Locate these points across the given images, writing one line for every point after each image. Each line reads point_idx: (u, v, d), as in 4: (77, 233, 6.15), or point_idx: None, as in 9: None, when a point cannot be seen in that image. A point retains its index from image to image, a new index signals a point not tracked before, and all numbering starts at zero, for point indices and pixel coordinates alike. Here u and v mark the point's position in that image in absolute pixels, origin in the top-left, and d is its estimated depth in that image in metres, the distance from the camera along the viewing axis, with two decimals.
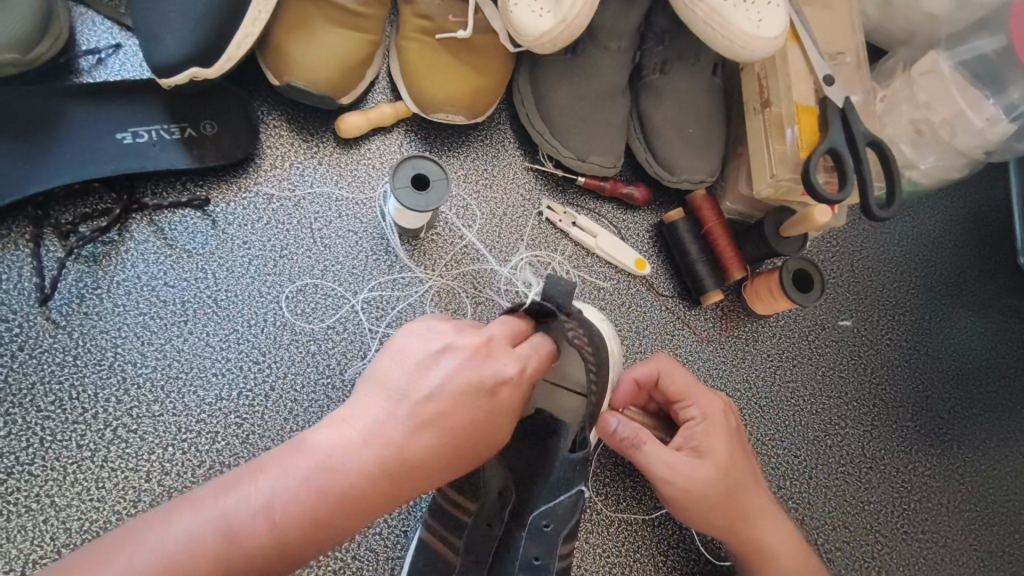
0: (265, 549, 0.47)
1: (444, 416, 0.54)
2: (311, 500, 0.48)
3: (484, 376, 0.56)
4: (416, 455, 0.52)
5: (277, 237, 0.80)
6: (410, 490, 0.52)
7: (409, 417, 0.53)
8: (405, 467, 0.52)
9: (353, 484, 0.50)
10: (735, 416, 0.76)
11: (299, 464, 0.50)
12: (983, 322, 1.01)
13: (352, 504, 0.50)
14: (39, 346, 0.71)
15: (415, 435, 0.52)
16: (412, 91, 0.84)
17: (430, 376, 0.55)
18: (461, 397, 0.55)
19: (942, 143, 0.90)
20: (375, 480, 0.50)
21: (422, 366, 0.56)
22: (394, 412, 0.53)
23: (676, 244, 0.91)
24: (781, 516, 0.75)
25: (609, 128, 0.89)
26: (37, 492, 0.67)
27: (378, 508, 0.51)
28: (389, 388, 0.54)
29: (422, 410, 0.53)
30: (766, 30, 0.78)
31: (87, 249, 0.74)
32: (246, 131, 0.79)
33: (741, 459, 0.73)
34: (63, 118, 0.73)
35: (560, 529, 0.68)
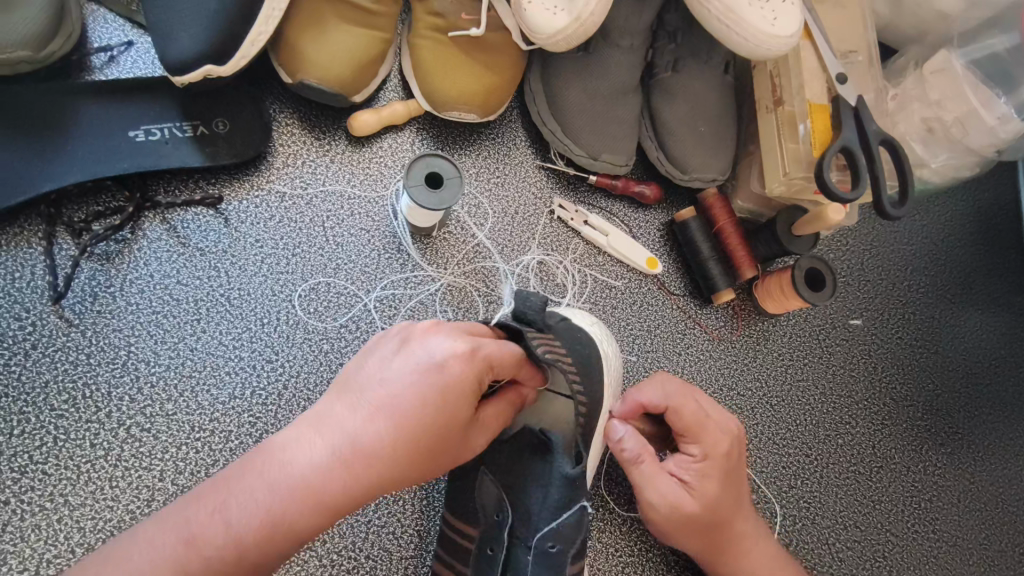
0: (224, 551, 0.47)
1: (398, 401, 0.53)
2: (267, 498, 0.48)
3: (429, 356, 0.55)
4: (374, 439, 0.51)
5: (290, 236, 0.80)
6: (373, 480, 0.51)
7: (365, 407, 0.52)
8: (361, 456, 0.50)
9: (310, 475, 0.49)
10: (739, 448, 0.74)
11: (258, 465, 0.50)
12: (994, 321, 1.01)
13: (312, 497, 0.49)
14: (52, 344, 0.71)
15: (370, 424, 0.52)
16: (424, 89, 0.83)
17: (384, 368, 0.55)
18: (411, 381, 0.54)
19: (954, 142, 0.90)
20: (332, 471, 0.49)
21: (377, 362, 0.56)
22: (351, 406, 0.53)
23: (687, 242, 0.90)
24: (767, 539, 0.77)
25: (621, 127, 0.88)
26: (51, 491, 0.67)
27: (341, 501, 0.49)
28: (348, 384, 0.55)
29: (376, 399, 0.53)
30: (780, 28, 0.78)
31: (100, 248, 0.74)
32: (259, 129, 0.79)
33: (734, 494, 0.73)
34: (76, 116, 0.73)
35: (567, 549, 0.67)
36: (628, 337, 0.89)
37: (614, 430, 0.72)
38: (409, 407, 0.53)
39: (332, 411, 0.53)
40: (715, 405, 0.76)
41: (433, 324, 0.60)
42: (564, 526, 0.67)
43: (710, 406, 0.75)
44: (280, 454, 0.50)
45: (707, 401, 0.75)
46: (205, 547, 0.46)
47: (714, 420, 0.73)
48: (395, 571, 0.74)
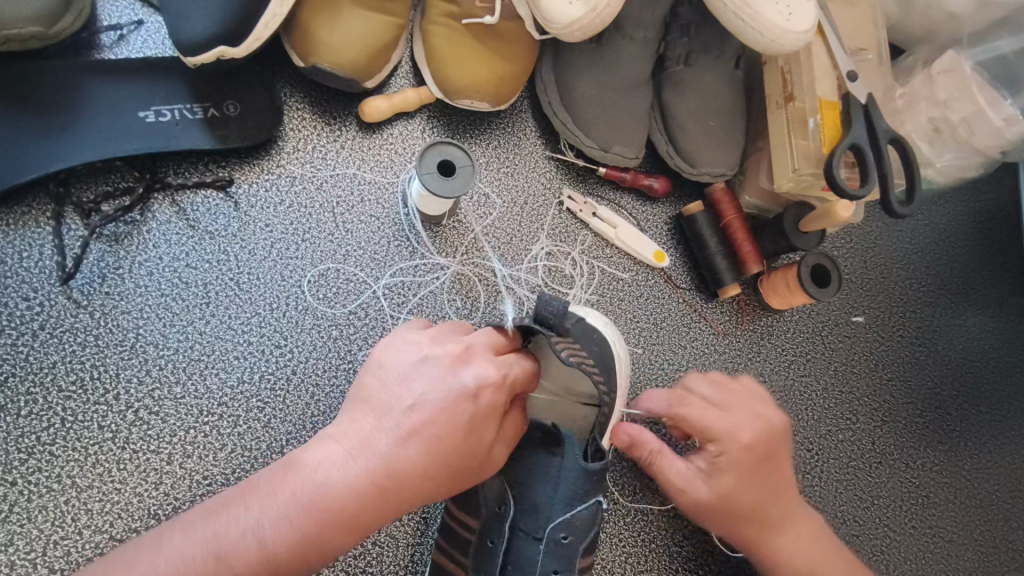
0: (262, 561, 0.52)
1: (430, 427, 0.58)
2: (304, 513, 0.53)
3: (461, 381, 0.60)
4: (405, 465, 0.57)
5: (300, 221, 0.79)
6: (399, 501, 0.57)
7: (395, 433, 0.58)
8: (392, 480, 0.56)
9: (343, 499, 0.54)
10: (765, 440, 0.72)
11: (293, 481, 0.55)
12: (993, 321, 1.02)
13: (344, 519, 0.54)
14: (61, 324, 0.70)
15: (403, 446, 0.57)
16: (437, 77, 0.83)
17: (415, 390, 0.60)
18: (445, 405, 0.59)
19: (961, 142, 0.91)
20: (366, 492, 0.55)
21: (401, 384, 0.61)
22: (384, 427, 0.58)
23: (695, 236, 0.91)
24: (814, 534, 0.73)
25: (632, 119, 0.88)
26: (59, 472, 0.66)
27: (370, 519, 0.55)
28: (375, 404, 0.60)
29: (409, 420, 0.58)
30: (795, 23, 0.78)
31: (109, 228, 0.74)
32: (270, 112, 0.78)
33: (764, 488, 0.71)
34: (86, 94, 0.72)
35: (578, 542, 0.68)
36: (634, 329, 0.89)
37: (621, 429, 0.72)
38: (441, 430, 0.58)
39: (366, 431, 0.58)
40: (735, 398, 0.74)
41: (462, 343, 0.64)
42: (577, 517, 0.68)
43: (727, 399, 0.74)
44: (315, 471, 0.55)
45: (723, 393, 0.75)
46: (244, 556, 0.51)
47: (729, 411, 0.72)
48: (401, 557, 0.74)
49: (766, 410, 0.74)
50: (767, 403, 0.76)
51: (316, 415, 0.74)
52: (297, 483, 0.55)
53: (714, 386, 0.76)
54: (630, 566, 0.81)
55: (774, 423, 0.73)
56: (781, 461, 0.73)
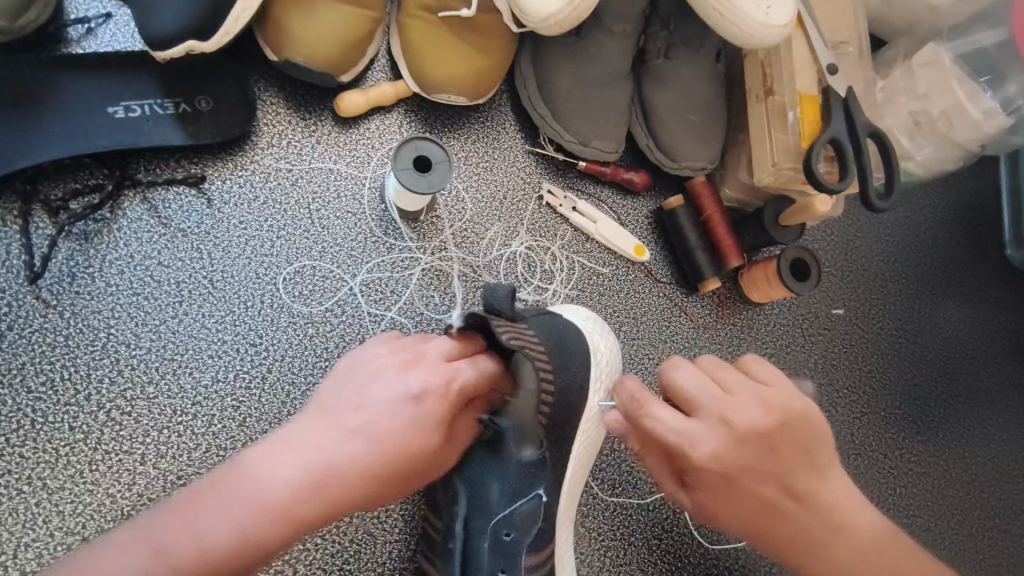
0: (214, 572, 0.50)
1: (375, 425, 0.56)
2: (258, 522, 0.51)
3: (410, 381, 0.59)
4: (347, 463, 0.54)
5: (274, 217, 0.78)
6: (335, 500, 0.54)
7: (338, 432, 0.56)
8: (329, 477, 0.54)
9: (276, 495, 0.52)
10: (749, 454, 0.59)
11: (228, 480, 0.53)
12: (971, 312, 1.03)
13: (275, 515, 0.51)
14: (29, 325, 0.69)
15: (345, 443, 0.55)
16: (414, 70, 0.82)
17: (371, 399, 0.58)
18: (399, 411, 0.58)
19: (940, 135, 0.91)
20: (301, 489, 0.53)
21: (350, 388, 0.59)
22: (334, 434, 0.56)
23: (675, 231, 0.91)
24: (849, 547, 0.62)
25: (612, 112, 0.88)
26: (29, 475, 0.66)
27: (306, 519, 0.53)
28: (322, 408, 0.58)
29: (353, 419, 0.57)
30: (774, 17, 0.77)
31: (78, 227, 0.72)
32: (243, 107, 0.77)
33: (754, 511, 0.62)
34: (52, 89, 0.71)
35: (522, 538, 0.68)
36: (614, 324, 0.89)
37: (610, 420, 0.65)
38: (395, 435, 0.57)
39: (317, 436, 0.55)
40: (713, 398, 0.61)
41: (418, 354, 0.62)
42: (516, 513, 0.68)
43: (702, 404, 0.61)
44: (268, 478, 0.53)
45: (695, 392, 0.61)
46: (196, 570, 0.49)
47: (697, 427, 0.59)
48: (380, 554, 0.74)
49: (746, 413, 0.60)
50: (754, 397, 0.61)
51: (292, 413, 0.73)
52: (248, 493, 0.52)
53: (695, 381, 0.62)
54: (608, 559, 0.81)
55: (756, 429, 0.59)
56: (783, 469, 0.61)
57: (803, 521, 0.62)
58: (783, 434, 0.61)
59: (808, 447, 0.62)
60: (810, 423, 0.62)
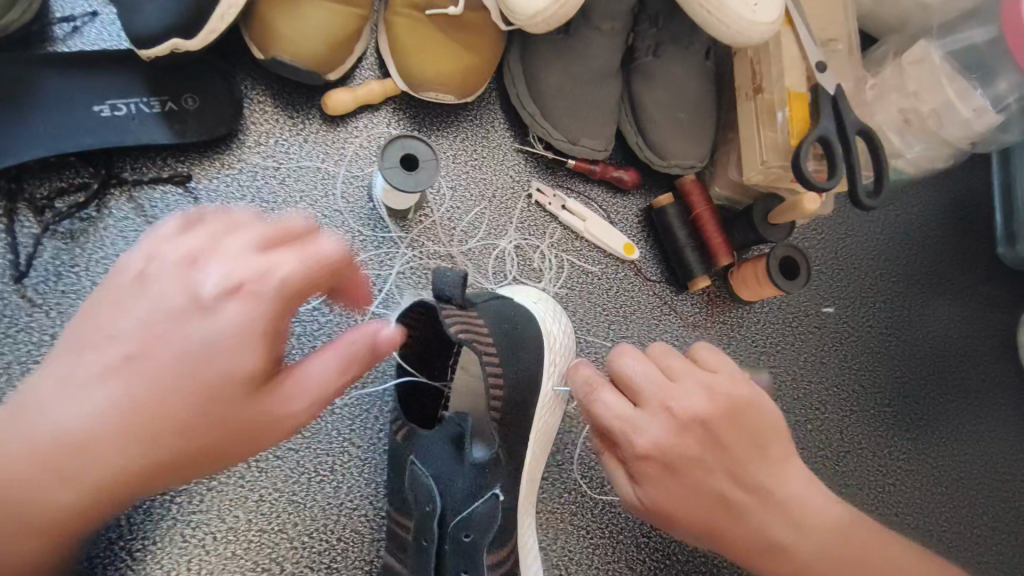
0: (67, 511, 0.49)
1: (166, 343, 0.49)
2: (98, 465, 0.48)
3: (203, 283, 0.50)
4: (150, 395, 0.48)
5: (261, 216, 0.78)
6: (147, 434, 0.48)
7: (126, 354, 0.48)
8: (134, 412, 0.48)
9: (82, 436, 0.47)
10: (690, 441, 0.60)
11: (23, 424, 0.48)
12: (961, 310, 1.03)
13: (86, 456, 0.47)
14: (15, 324, 0.69)
15: (129, 366, 0.48)
16: (402, 68, 0.82)
17: (201, 316, 0.49)
18: (230, 323, 0.49)
19: (930, 133, 0.91)
20: (108, 423, 0.48)
21: (122, 292, 0.50)
22: (156, 359, 0.48)
23: (665, 229, 0.90)
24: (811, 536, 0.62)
25: (601, 110, 0.88)
26: None
27: (125, 457, 0.48)
28: (104, 322, 0.49)
29: (139, 336, 0.49)
30: (762, 14, 0.77)
31: (64, 225, 0.72)
32: (230, 105, 0.77)
33: (707, 502, 0.61)
34: (37, 88, 0.70)
35: (480, 539, 0.67)
36: (603, 322, 0.89)
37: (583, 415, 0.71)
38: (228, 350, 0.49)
39: (135, 363, 0.48)
40: (656, 386, 0.62)
41: (266, 253, 0.51)
42: (478, 514, 0.67)
43: (645, 393, 0.62)
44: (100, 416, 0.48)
45: (641, 380, 0.63)
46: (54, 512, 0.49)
47: (638, 415, 0.61)
48: (367, 552, 0.74)
49: (686, 399, 0.61)
50: (697, 385, 0.62)
51: None
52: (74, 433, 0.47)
53: (640, 370, 0.63)
54: (597, 557, 0.81)
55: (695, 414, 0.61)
56: (728, 458, 0.61)
57: (761, 511, 0.62)
58: (729, 421, 0.62)
59: (756, 433, 0.63)
60: (756, 412, 0.63)
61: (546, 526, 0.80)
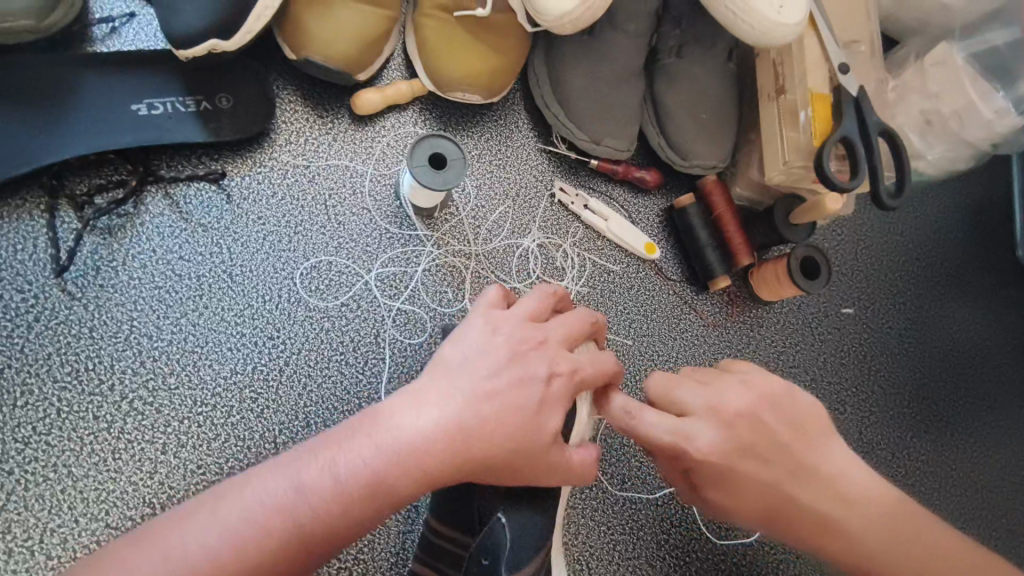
0: (254, 557, 0.47)
1: (370, 443, 0.51)
2: (309, 507, 0.49)
3: (434, 392, 0.54)
4: (348, 487, 0.50)
5: (292, 213, 0.80)
6: (318, 524, 0.49)
7: (355, 450, 0.51)
8: (324, 500, 0.49)
9: (265, 523, 0.47)
10: (741, 436, 0.63)
11: (247, 496, 0.48)
12: (981, 312, 1.03)
13: (261, 540, 0.47)
14: (56, 316, 0.71)
15: (369, 463, 0.50)
16: (429, 69, 0.83)
17: (479, 367, 0.56)
18: (553, 374, 0.58)
19: (952, 135, 0.91)
20: (296, 511, 0.48)
21: (422, 393, 0.54)
22: (423, 407, 0.53)
23: (686, 229, 0.91)
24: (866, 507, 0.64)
25: (624, 111, 0.89)
26: (54, 462, 0.67)
27: (274, 544, 0.47)
28: (406, 415, 0.53)
29: (375, 438, 0.52)
30: (787, 16, 0.78)
31: (102, 221, 0.74)
32: (263, 104, 0.79)
33: (768, 495, 0.64)
34: (78, 87, 0.72)
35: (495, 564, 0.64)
36: (625, 321, 0.90)
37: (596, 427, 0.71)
38: (560, 401, 0.58)
39: (435, 407, 0.53)
40: (697, 396, 0.65)
41: (508, 367, 0.56)
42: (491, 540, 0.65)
43: (690, 404, 0.65)
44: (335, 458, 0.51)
45: (680, 394, 0.66)
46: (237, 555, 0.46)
47: (689, 423, 0.63)
48: (393, 544, 0.75)
49: (729, 399, 0.65)
50: (734, 384, 0.66)
51: (309, 405, 0.75)
52: (324, 473, 0.50)
53: (674, 383, 0.67)
54: (617, 553, 0.82)
55: (739, 413, 0.64)
56: (779, 448, 0.64)
57: (815, 493, 0.64)
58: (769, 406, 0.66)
59: (795, 414, 0.66)
60: (797, 404, 0.67)
61: (567, 522, 0.81)
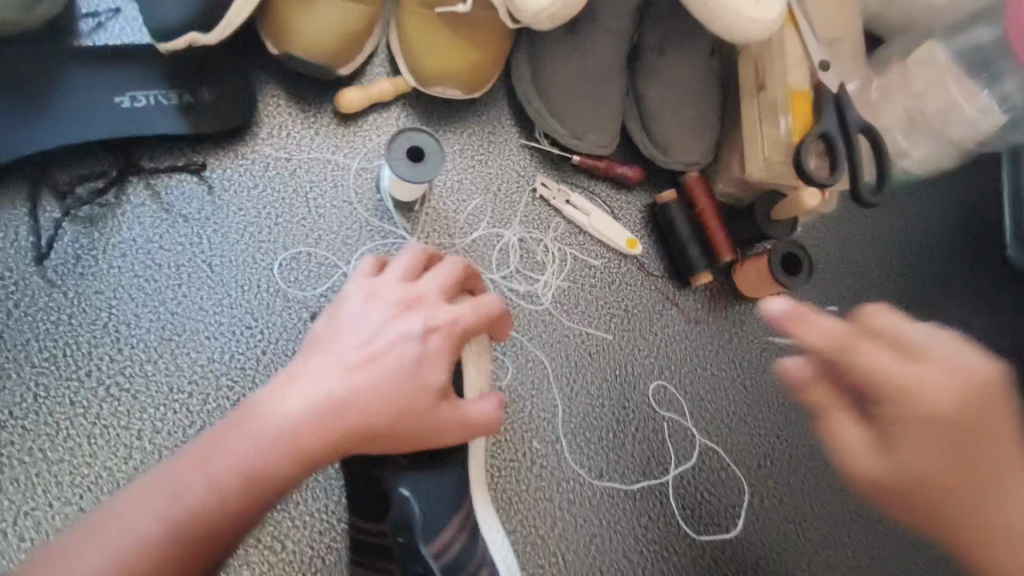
0: (208, 526, 0.50)
1: (309, 402, 0.54)
2: (247, 470, 0.51)
3: (367, 351, 0.58)
4: (289, 449, 0.53)
5: (272, 204, 0.81)
6: (265, 487, 0.52)
7: (289, 413, 0.54)
8: (269, 466, 0.52)
9: (214, 494, 0.50)
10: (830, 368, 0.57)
11: (192, 469, 0.51)
12: (969, 313, 1.02)
13: (216, 509, 0.50)
14: (35, 303, 0.72)
15: (308, 424, 0.54)
16: (411, 63, 0.84)
17: (363, 335, 0.59)
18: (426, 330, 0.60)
19: (935, 132, 0.90)
20: (245, 478, 0.51)
21: (351, 349, 0.58)
22: (329, 373, 0.56)
23: (668, 224, 0.92)
24: (1001, 505, 0.51)
25: (605, 108, 0.89)
26: (31, 445, 0.69)
27: (229, 511, 0.50)
28: (338, 375, 0.56)
29: (312, 400, 0.54)
30: (764, 12, 0.79)
31: (83, 211, 0.76)
32: (245, 98, 0.80)
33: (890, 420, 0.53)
34: (62, 78, 0.74)
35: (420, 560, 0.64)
36: (605, 315, 0.90)
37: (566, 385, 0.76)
38: (437, 362, 0.60)
39: (367, 370, 0.57)
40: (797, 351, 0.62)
41: (410, 326, 0.60)
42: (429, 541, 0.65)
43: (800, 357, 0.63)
44: (262, 419, 0.53)
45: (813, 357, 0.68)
46: (186, 524, 0.49)
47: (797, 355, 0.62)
48: None
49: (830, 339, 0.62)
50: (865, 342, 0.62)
51: None
52: (254, 439, 0.52)
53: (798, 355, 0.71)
54: (594, 546, 0.82)
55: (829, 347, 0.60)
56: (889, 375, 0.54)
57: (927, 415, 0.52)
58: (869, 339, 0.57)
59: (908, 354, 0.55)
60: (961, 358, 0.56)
61: (541, 513, 0.81)
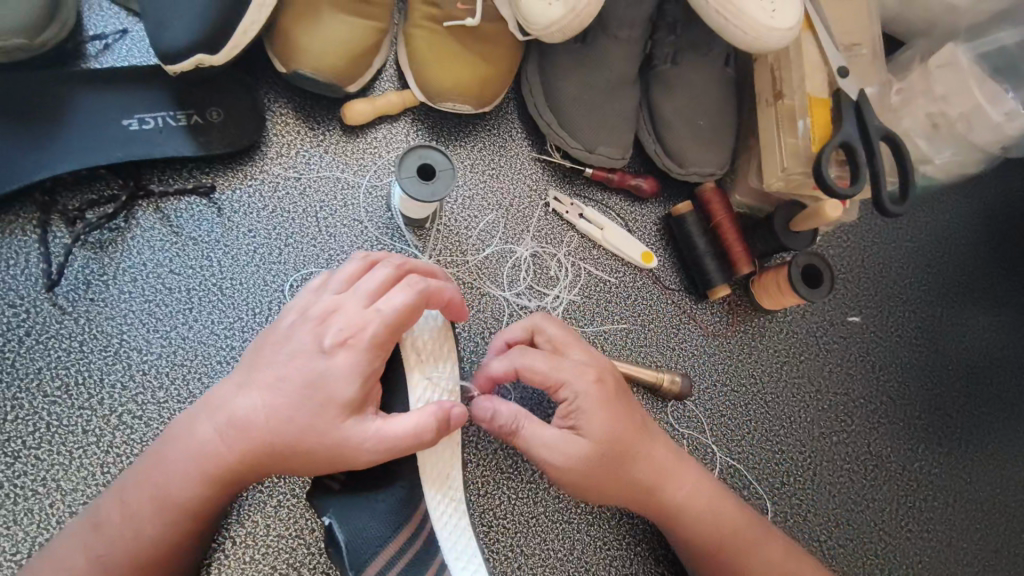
0: (102, 537, 0.57)
1: (220, 420, 0.60)
2: (164, 498, 0.58)
3: (274, 369, 0.60)
4: (196, 463, 0.59)
5: (283, 225, 0.80)
6: (172, 501, 0.58)
7: (200, 431, 0.60)
8: (177, 478, 0.59)
9: (129, 508, 0.58)
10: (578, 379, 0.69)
11: (129, 480, 0.59)
12: (996, 320, 1.00)
13: (127, 522, 0.58)
14: (46, 331, 0.72)
15: (216, 440, 0.59)
16: (418, 78, 0.83)
17: (278, 355, 0.61)
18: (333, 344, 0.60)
19: (959, 137, 0.88)
20: (153, 489, 0.58)
21: (261, 368, 0.61)
22: (242, 394, 0.60)
23: (684, 237, 0.89)
24: (650, 474, 0.70)
25: (618, 119, 0.88)
26: (44, 476, 0.68)
27: (117, 525, 0.57)
28: (249, 394, 0.60)
29: (221, 416, 0.60)
30: (779, 20, 0.77)
31: (94, 236, 0.75)
32: (253, 118, 0.79)
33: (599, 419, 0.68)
34: (70, 103, 0.74)
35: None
36: (620, 331, 0.88)
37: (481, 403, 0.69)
38: (344, 376, 0.59)
39: (272, 387, 0.59)
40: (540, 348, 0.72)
41: (320, 339, 0.60)
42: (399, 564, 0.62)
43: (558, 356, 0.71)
44: (182, 447, 0.59)
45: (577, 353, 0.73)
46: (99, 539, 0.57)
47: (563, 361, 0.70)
48: None
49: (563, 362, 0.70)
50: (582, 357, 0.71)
51: None
52: (168, 459, 0.59)
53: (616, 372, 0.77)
54: (614, 568, 0.80)
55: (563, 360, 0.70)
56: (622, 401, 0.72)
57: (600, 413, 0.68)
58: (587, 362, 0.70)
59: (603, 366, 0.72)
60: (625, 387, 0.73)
61: (559, 536, 0.80)
